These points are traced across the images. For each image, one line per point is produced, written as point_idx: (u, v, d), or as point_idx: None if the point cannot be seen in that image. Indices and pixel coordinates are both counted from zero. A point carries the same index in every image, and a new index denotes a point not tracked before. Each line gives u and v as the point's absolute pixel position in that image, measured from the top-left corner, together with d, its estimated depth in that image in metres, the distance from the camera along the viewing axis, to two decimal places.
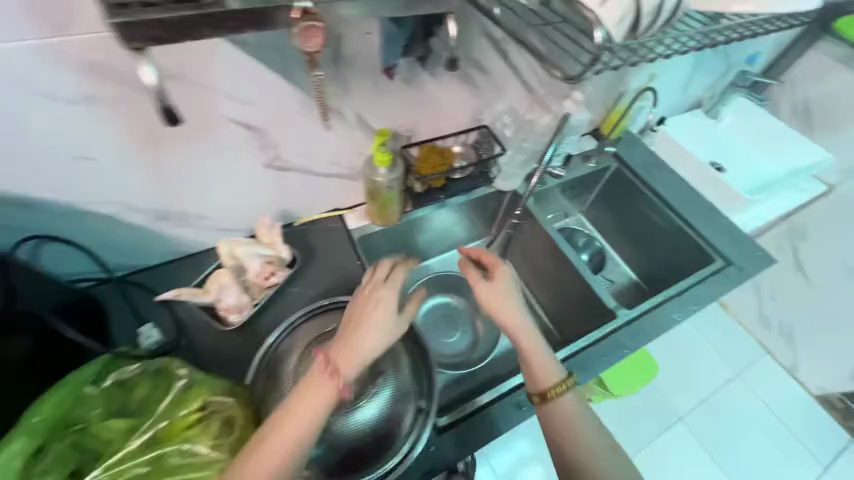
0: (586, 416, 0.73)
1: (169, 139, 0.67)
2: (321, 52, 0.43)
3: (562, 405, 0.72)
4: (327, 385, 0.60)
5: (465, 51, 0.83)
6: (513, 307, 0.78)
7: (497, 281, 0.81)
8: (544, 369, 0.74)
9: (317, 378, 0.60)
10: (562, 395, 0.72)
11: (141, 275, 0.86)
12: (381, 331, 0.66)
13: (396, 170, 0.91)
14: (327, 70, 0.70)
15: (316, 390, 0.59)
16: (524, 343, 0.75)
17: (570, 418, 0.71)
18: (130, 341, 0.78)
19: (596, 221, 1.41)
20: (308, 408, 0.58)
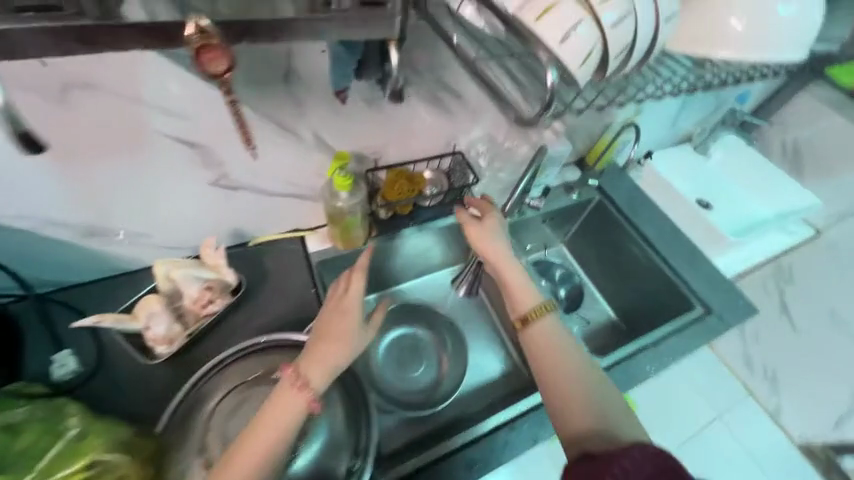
0: (568, 342, 0.69)
1: (93, 151, 0.60)
2: (227, 75, 0.39)
3: (541, 328, 0.70)
4: (294, 399, 0.55)
5: (436, 75, 0.78)
6: (499, 244, 0.82)
7: (484, 221, 0.84)
8: (522, 292, 0.76)
9: (282, 397, 0.56)
10: (543, 317, 0.71)
11: (68, 293, 0.78)
12: (349, 345, 0.62)
13: (359, 194, 0.85)
14: (277, 88, 0.64)
15: (280, 407, 0.55)
16: (511, 278, 0.78)
17: (551, 337, 0.69)
18: (41, 369, 0.70)
19: (577, 254, 1.35)
20: (273, 425, 0.54)
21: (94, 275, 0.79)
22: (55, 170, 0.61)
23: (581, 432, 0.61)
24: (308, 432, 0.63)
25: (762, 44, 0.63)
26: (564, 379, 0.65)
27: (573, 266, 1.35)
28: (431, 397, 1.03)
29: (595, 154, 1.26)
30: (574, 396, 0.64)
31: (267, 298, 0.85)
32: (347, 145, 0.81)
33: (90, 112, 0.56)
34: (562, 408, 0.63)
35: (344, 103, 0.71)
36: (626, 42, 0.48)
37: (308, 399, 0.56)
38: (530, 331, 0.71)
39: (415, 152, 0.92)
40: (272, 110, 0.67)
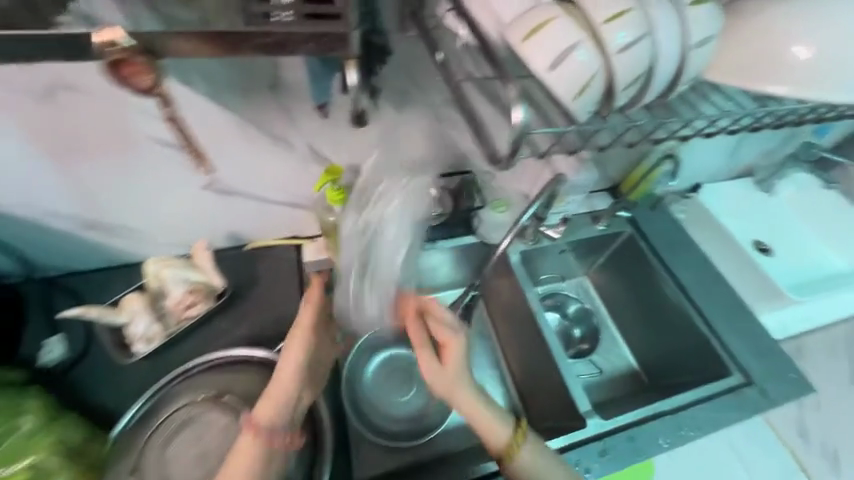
0: (554, 465, 0.62)
1: (86, 150, 0.62)
2: (157, 87, 0.39)
3: (528, 459, 0.61)
4: (250, 448, 0.53)
5: (440, 91, 0.72)
6: (450, 365, 0.64)
7: (446, 347, 0.65)
8: (492, 426, 0.61)
9: (240, 449, 0.53)
10: (525, 448, 0.61)
11: (70, 279, 0.81)
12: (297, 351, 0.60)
13: (354, 209, 0.81)
14: (265, 97, 0.62)
15: (238, 458, 0.52)
16: (468, 404, 0.62)
17: (544, 465, 0.61)
18: (32, 352, 0.73)
19: (600, 290, 1.22)
20: (238, 471, 0.52)
21: (98, 265, 0.82)
22: (53, 166, 0.63)
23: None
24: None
25: (827, 83, 0.51)
26: None
27: (593, 303, 1.21)
28: (413, 429, 0.97)
29: (630, 184, 1.13)
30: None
31: (252, 307, 0.83)
32: (344, 159, 0.78)
33: (80, 112, 0.57)
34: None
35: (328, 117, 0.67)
36: (641, 70, 0.40)
37: (269, 440, 0.54)
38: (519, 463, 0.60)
39: None
40: (261, 119, 0.65)
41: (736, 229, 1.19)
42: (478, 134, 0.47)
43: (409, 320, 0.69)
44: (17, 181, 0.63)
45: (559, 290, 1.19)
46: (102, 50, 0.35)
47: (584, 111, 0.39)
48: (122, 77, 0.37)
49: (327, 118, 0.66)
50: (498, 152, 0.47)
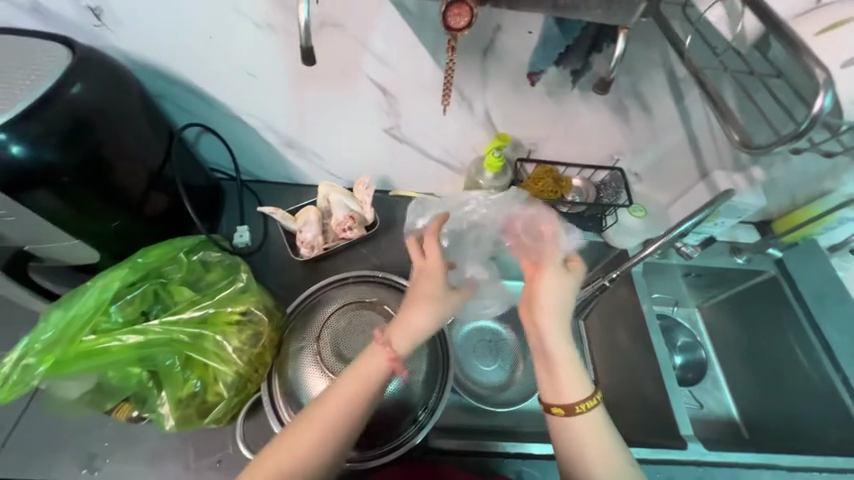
0: (614, 454, 0.56)
1: (320, 80, 0.74)
2: (464, 31, 0.44)
3: (583, 423, 0.56)
4: (379, 363, 0.53)
5: (631, 82, 0.72)
6: (556, 291, 0.61)
7: (553, 267, 0.63)
8: (571, 380, 0.58)
9: (369, 358, 0.53)
10: (590, 413, 0.57)
11: (256, 184, 0.99)
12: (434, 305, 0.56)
13: (503, 179, 0.85)
14: (475, 58, 0.68)
15: (366, 364, 0.53)
16: (555, 341, 0.59)
17: (598, 441, 0.56)
18: (229, 233, 0.92)
19: (714, 327, 1.13)
20: (359, 386, 0.52)
21: (278, 179, 0.99)
22: (290, 88, 0.76)
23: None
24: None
25: None
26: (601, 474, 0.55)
27: (701, 337, 1.14)
28: (491, 398, 1.00)
29: (787, 224, 1.01)
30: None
31: (388, 244, 0.95)
32: (509, 130, 0.83)
33: (331, 46, 0.68)
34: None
35: (530, 85, 0.71)
36: None
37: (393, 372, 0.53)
38: (572, 421, 0.56)
39: (571, 154, 0.89)
40: (462, 81, 0.72)
41: None
42: (720, 117, 0.46)
43: (548, 236, 0.68)
44: (261, 96, 0.78)
45: (667, 313, 1.13)
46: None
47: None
48: (447, 15, 0.43)
49: (529, 86, 0.71)
50: (751, 139, 0.44)
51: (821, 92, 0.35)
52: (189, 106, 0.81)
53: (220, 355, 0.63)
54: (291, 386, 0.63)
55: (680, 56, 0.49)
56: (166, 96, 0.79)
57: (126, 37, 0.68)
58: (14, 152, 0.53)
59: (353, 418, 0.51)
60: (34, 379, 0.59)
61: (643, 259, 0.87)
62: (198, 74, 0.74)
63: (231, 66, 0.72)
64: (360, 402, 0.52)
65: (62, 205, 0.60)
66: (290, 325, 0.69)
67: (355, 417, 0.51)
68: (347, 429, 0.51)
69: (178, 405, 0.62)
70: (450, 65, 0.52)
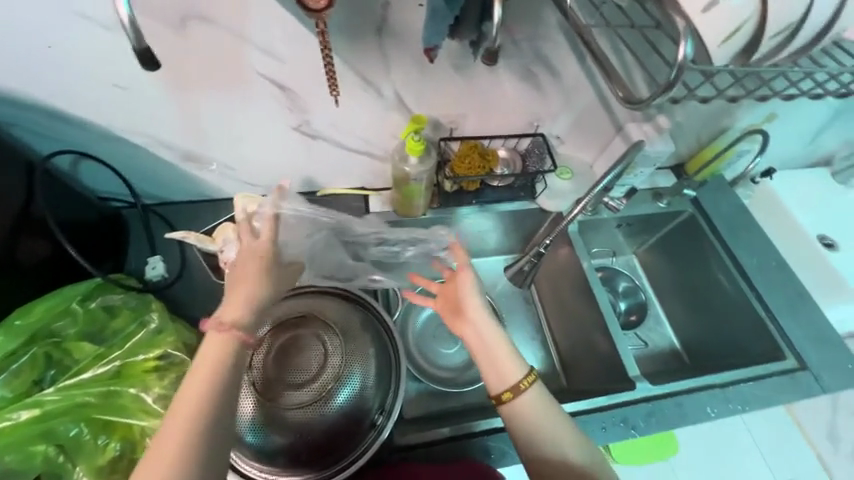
0: (559, 421, 0.57)
1: (201, 82, 0.65)
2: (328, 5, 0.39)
3: (531, 401, 0.58)
4: (220, 343, 0.48)
5: (532, 47, 0.72)
6: (475, 287, 0.65)
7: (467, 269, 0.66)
8: (507, 362, 0.60)
9: (211, 346, 0.48)
10: (533, 388, 0.58)
11: (163, 207, 0.88)
12: (262, 269, 0.55)
13: (428, 162, 0.83)
14: (370, 39, 0.64)
15: (208, 351, 0.48)
16: (485, 329, 0.62)
17: (546, 413, 0.57)
18: (139, 267, 0.82)
19: (649, 269, 1.21)
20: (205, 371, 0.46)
21: (187, 197, 0.88)
22: (167, 96, 0.66)
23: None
24: (343, 374, 0.63)
25: None
26: (554, 446, 0.56)
27: (640, 280, 1.22)
28: (458, 378, 1.01)
29: (697, 164, 1.07)
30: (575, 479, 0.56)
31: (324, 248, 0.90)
32: (425, 111, 0.80)
33: (203, 43, 0.60)
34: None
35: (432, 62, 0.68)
36: (790, 19, 0.41)
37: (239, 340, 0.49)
38: (519, 402, 0.57)
39: (492, 127, 0.88)
40: (361, 65, 0.67)
41: (813, 223, 1.11)
42: (609, 73, 0.47)
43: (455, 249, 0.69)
44: (138, 109, 0.68)
45: (606, 264, 1.19)
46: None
47: (724, 59, 0.42)
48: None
49: (431, 64, 0.68)
50: (636, 93, 0.45)
51: (683, 40, 0.38)
52: (52, 131, 0.69)
53: (141, 408, 0.57)
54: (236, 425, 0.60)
55: (565, 16, 0.48)
56: (19, 123, 0.67)
57: None
58: None
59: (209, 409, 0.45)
60: None
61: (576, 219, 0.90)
62: (47, 91, 0.63)
63: (87, 78, 0.62)
64: (209, 393, 0.45)
65: None
66: None
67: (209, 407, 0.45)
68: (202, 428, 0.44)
69: (100, 474, 0.55)
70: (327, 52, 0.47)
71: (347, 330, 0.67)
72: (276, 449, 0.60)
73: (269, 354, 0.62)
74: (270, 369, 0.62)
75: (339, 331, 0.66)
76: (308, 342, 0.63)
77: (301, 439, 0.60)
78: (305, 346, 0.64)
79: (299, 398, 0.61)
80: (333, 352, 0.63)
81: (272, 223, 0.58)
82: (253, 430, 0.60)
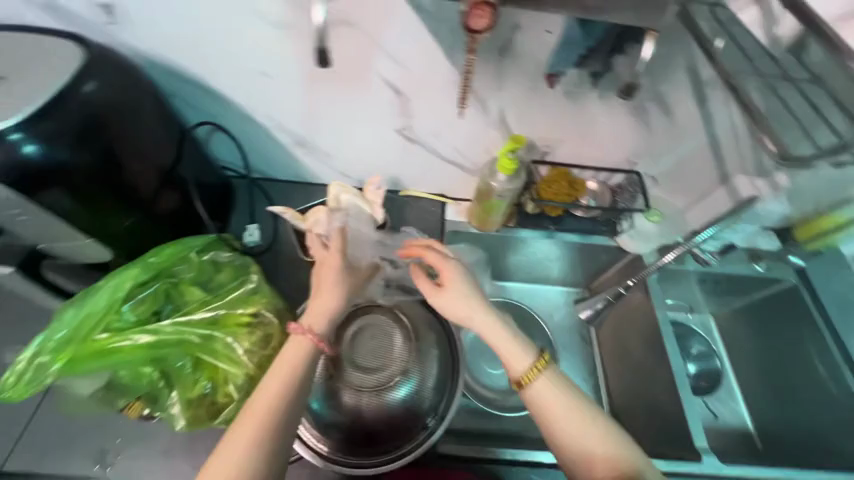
0: (575, 402, 0.60)
1: (332, 80, 0.73)
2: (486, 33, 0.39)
3: (543, 386, 0.60)
4: (302, 344, 0.57)
5: (653, 83, 0.70)
6: (459, 293, 0.67)
7: (448, 285, 0.67)
8: (514, 351, 0.63)
9: (293, 346, 0.58)
10: (543, 373, 0.61)
11: (266, 182, 0.98)
12: (341, 288, 0.64)
13: (517, 181, 0.84)
14: (492, 59, 0.66)
15: (291, 350, 0.57)
16: (485, 323, 0.65)
17: (558, 398, 0.60)
18: (238, 231, 0.92)
19: (729, 335, 1.10)
20: (288, 364, 0.56)
21: (288, 177, 0.97)
22: (303, 86, 0.74)
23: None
24: (408, 370, 0.65)
25: None
26: (570, 431, 0.58)
27: (716, 346, 1.10)
28: (501, 402, 0.98)
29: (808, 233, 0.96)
30: (601, 464, 0.57)
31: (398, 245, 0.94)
32: (524, 132, 0.81)
33: (345, 46, 0.66)
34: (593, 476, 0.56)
35: (551, 86, 0.68)
36: None
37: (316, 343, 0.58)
38: (535, 391, 0.60)
39: (586, 157, 0.87)
40: (479, 81, 0.70)
41: None
42: (756, 125, 0.44)
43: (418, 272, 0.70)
44: (273, 96, 0.77)
45: (680, 320, 1.10)
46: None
47: None
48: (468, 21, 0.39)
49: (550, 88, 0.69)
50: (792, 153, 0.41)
51: None
52: (201, 104, 0.81)
53: (230, 357, 0.64)
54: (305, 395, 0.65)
55: (711, 61, 0.47)
56: (177, 94, 0.78)
57: (138, 34, 0.67)
58: (28, 151, 0.51)
59: (292, 396, 0.54)
60: (47, 378, 0.58)
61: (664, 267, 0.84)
62: (208, 72, 0.73)
63: (242, 65, 0.71)
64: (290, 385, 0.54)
65: (71, 200, 0.56)
66: None
67: (288, 398, 0.54)
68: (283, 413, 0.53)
69: (189, 405, 0.62)
70: (469, 71, 0.49)
71: (417, 328, 0.70)
72: (334, 425, 0.64)
73: (342, 338, 0.67)
74: (343, 348, 0.66)
75: (410, 329, 0.69)
76: (376, 335, 0.67)
77: (358, 421, 0.64)
78: (379, 336, 0.68)
79: (364, 383, 0.64)
80: (401, 349, 0.66)
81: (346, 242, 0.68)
82: (320, 400, 0.65)
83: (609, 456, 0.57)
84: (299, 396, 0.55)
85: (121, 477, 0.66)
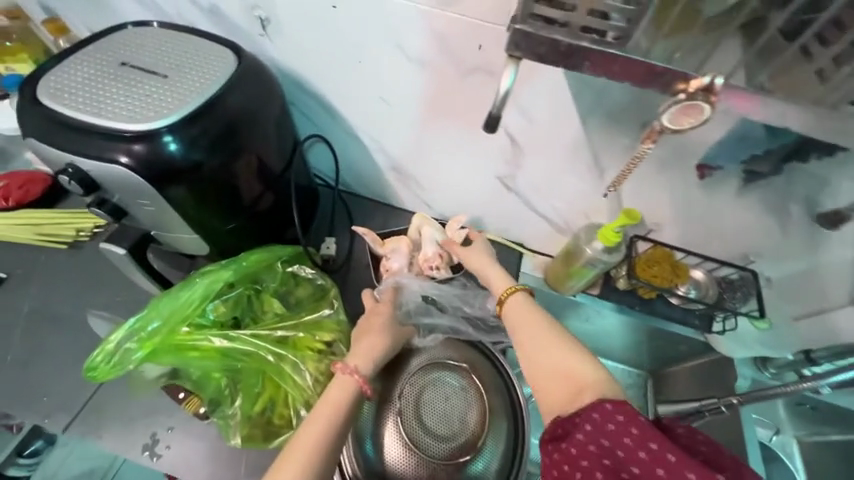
0: (549, 320, 0.57)
1: (450, 119, 0.71)
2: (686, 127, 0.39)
3: (518, 304, 0.60)
4: (346, 385, 0.57)
5: (811, 189, 0.61)
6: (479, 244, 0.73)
7: (473, 243, 0.73)
8: (497, 279, 0.66)
9: (337, 385, 0.57)
10: (519, 293, 0.61)
11: (350, 197, 0.98)
12: (388, 337, 0.65)
13: (616, 255, 0.76)
14: (629, 131, 0.62)
15: (335, 391, 0.56)
16: (477, 254, 0.70)
17: (530, 314, 0.58)
18: (316, 241, 0.92)
19: (818, 472, 0.94)
20: (331, 404, 0.54)
21: (373, 196, 0.97)
22: (419, 119, 0.73)
23: (564, 409, 0.48)
24: (478, 446, 0.62)
25: None
26: (537, 341, 0.54)
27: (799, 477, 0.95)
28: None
29: None
30: (558, 373, 0.51)
31: None
32: (636, 205, 0.74)
33: (476, 91, 0.65)
34: (550, 394, 0.50)
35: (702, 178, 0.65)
36: None
37: (361, 385, 0.58)
38: (506, 313, 0.60)
39: (698, 243, 0.78)
40: (604, 147, 0.66)
41: None
42: None
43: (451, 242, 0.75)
44: (386, 123, 0.77)
45: (765, 442, 0.96)
46: (677, 94, 0.36)
47: None
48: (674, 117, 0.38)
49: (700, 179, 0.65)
50: None
51: None
52: (314, 117, 0.82)
53: (295, 382, 0.62)
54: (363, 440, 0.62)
55: None
56: (297, 104, 0.80)
57: (283, 47, 0.69)
58: (172, 149, 0.53)
59: (334, 439, 0.52)
60: (131, 363, 0.60)
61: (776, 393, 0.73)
62: (332, 90, 0.74)
63: (368, 90, 0.72)
64: (332, 428, 0.52)
65: (190, 198, 0.58)
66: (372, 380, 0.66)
67: (331, 444, 0.51)
68: (324, 460, 0.49)
69: (247, 422, 0.62)
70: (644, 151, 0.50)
71: (493, 403, 0.66)
72: (383, 476, 0.61)
73: (415, 390, 0.65)
74: (417, 402, 0.64)
75: (486, 402, 0.65)
76: (449, 398, 0.65)
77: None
78: (454, 400, 0.65)
79: (428, 444, 0.62)
80: (473, 421, 0.64)
81: (394, 292, 0.70)
82: (375, 447, 0.62)
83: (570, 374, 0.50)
84: (340, 440, 0.52)
85: (167, 469, 0.66)
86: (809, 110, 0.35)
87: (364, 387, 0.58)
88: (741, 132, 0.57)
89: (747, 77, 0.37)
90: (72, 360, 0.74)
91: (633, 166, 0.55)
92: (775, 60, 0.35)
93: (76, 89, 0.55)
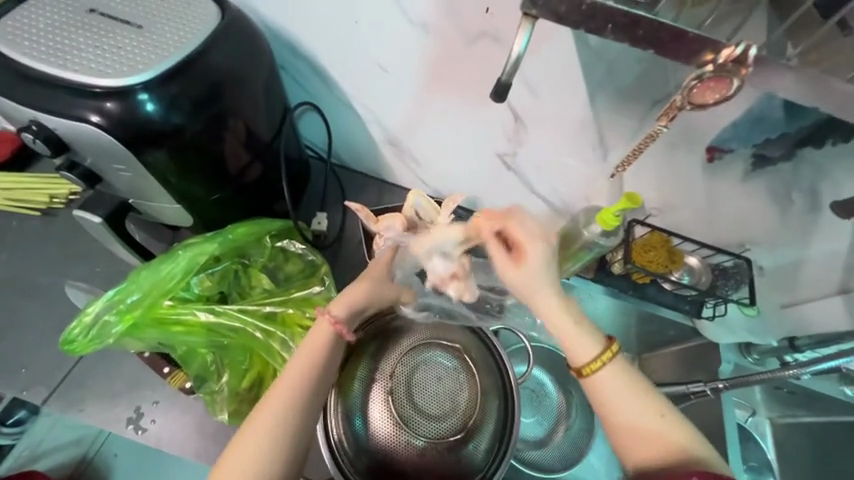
0: (639, 385, 0.52)
1: (451, 89, 0.67)
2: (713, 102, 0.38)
3: (612, 374, 0.52)
4: (325, 330, 0.53)
5: (817, 176, 0.60)
6: (545, 271, 0.53)
7: (527, 261, 0.52)
8: (581, 341, 0.52)
9: (317, 331, 0.53)
10: (613, 360, 0.52)
11: (342, 171, 0.94)
12: (380, 284, 0.60)
13: (613, 239, 0.74)
14: (638, 108, 0.59)
15: (314, 336, 0.53)
16: (538, 289, 0.53)
17: (624, 384, 0.52)
18: (307, 216, 0.89)
19: (788, 452, 0.98)
20: (309, 349, 0.52)
21: (368, 170, 0.93)
22: (418, 89, 0.69)
23: (654, 471, 0.50)
24: (468, 428, 0.63)
25: None
26: (630, 414, 0.51)
27: (769, 454, 0.99)
28: (525, 454, 0.87)
29: None
30: (651, 443, 0.51)
31: None
32: (638, 188, 0.72)
33: (480, 58, 0.60)
34: (639, 456, 0.51)
35: (710, 161, 0.63)
36: None
37: (339, 331, 0.54)
38: (596, 381, 0.52)
39: (696, 229, 0.78)
40: (611, 125, 0.63)
41: None
42: None
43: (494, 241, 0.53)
44: (382, 91, 0.72)
45: (741, 423, 1.00)
46: (703, 65, 0.34)
47: None
48: (703, 90, 0.37)
49: (708, 162, 0.63)
50: None
51: None
52: (305, 82, 0.77)
53: (284, 359, 0.61)
54: (352, 416, 0.62)
55: None
56: (287, 67, 0.75)
57: (272, 0, 0.64)
58: (148, 110, 0.49)
59: (311, 382, 0.50)
60: (110, 337, 0.58)
61: (760, 380, 0.74)
62: (326, 52, 0.69)
63: (364, 54, 0.67)
64: (311, 368, 0.51)
65: (171, 165, 0.54)
66: (362, 355, 0.64)
67: (310, 382, 0.50)
68: (301, 393, 0.49)
69: (234, 399, 0.61)
70: (658, 130, 0.49)
71: (485, 387, 0.65)
72: (370, 451, 0.61)
73: (407, 369, 0.65)
74: (409, 381, 0.64)
75: (478, 385, 0.65)
76: (442, 378, 0.65)
77: (397, 461, 0.61)
78: (446, 381, 0.65)
79: (419, 422, 0.62)
80: (465, 403, 0.64)
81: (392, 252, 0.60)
82: (364, 422, 0.62)
83: (662, 439, 0.51)
84: (322, 379, 0.51)
85: (152, 442, 0.65)
86: (838, 88, 0.34)
87: (341, 331, 0.54)
88: (758, 111, 0.54)
89: (777, 51, 0.35)
90: (51, 330, 0.71)
91: (643, 147, 0.52)
92: (811, 37, 0.34)
93: (37, 36, 0.49)
